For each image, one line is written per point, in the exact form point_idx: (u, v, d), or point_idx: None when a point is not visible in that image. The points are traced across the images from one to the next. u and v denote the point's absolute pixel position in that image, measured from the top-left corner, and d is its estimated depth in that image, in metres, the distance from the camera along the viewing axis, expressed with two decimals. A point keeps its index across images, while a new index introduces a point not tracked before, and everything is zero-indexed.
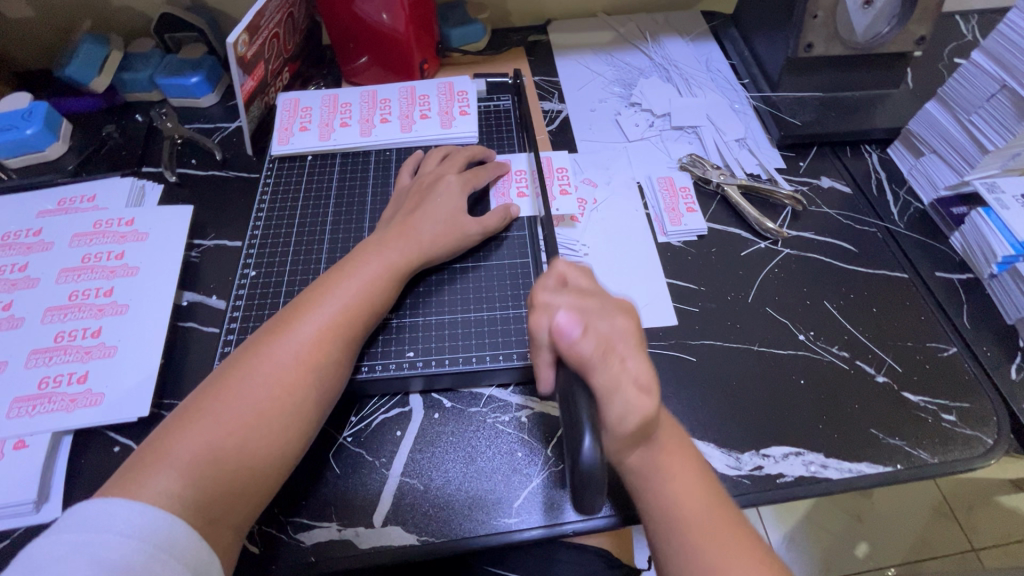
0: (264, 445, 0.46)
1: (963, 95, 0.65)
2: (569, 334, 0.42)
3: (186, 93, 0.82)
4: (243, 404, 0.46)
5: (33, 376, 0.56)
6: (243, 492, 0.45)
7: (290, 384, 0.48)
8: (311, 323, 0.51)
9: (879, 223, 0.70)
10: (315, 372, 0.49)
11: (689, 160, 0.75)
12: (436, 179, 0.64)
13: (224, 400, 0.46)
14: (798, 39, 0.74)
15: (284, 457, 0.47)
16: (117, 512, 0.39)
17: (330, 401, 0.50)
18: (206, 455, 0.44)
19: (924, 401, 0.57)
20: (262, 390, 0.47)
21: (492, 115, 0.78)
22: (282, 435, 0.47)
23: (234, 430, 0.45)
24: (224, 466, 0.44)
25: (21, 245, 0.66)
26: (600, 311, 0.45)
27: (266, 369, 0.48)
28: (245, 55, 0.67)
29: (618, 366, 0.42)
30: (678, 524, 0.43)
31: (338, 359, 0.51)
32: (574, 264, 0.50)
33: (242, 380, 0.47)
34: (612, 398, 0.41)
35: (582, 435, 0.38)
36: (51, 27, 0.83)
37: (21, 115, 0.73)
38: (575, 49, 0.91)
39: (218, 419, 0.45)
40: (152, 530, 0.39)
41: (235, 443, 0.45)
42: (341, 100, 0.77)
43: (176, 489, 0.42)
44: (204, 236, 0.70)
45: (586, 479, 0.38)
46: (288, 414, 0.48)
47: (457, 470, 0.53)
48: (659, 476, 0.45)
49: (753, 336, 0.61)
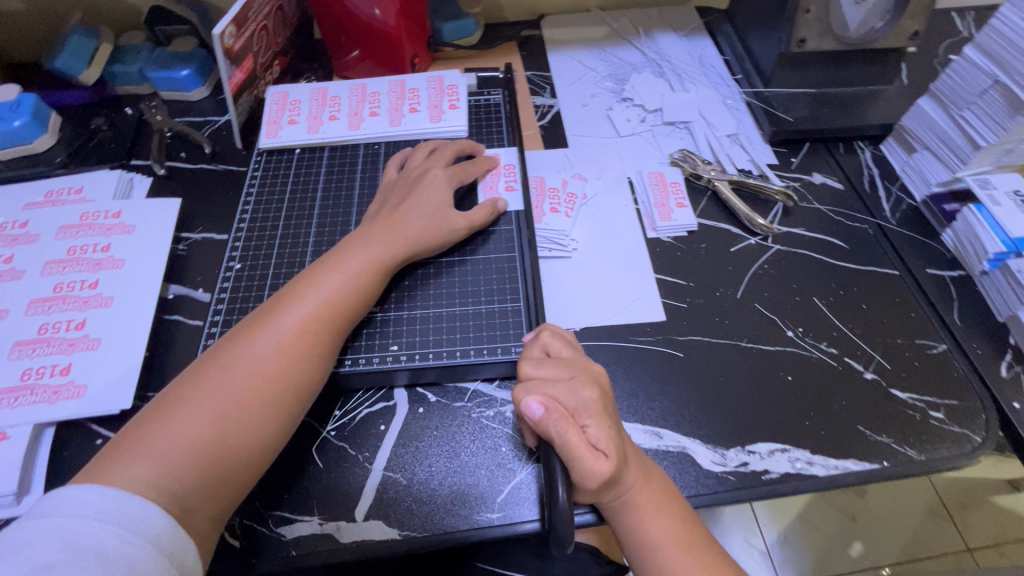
0: (243, 436, 0.46)
1: (956, 91, 0.64)
2: (534, 413, 0.45)
3: (176, 86, 0.81)
4: (222, 396, 0.46)
5: (15, 368, 0.56)
6: (221, 482, 0.44)
7: (270, 376, 0.48)
8: (294, 315, 0.51)
9: (871, 220, 0.70)
10: (296, 364, 0.49)
11: (680, 156, 0.74)
12: (422, 173, 0.64)
13: (202, 391, 0.46)
14: (790, 35, 0.73)
15: (263, 449, 0.47)
16: (91, 499, 0.39)
17: (311, 394, 0.50)
18: (182, 445, 0.43)
19: (913, 398, 0.57)
20: (241, 381, 0.47)
21: (482, 110, 0.77)
22: (261, 426, 0.47)
23: (212, 422, 0.45)
24: (201, 458, 0.44)
25: (7, 237, 0.65)
26: (568, 384, 0.48)
27: (246, 361, 0.48)
28: (232, 47, 0.67)
29: (580, 435, 0.44)
30: (650, 551, 0.47)
31: (320, 352, 0.51)
32: (557, 333, 0.53)
33: (223, 371, 0.47)
34: (573, 465, 0.44)
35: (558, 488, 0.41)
36: (41, 18, 0.83)
37: (9, 107, 0.73)
38: (567, 43, 0.91)
39: (197, 410, 0.45)
40: (128, 516, 0.39)
41: (213, 433, 0.45)
42: (331, 93, 0.76)
43: (151, 478, 0.41)
44: (192, 230, 0.70)
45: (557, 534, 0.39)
46: (268, 406, 0.47)
47: (440, 465, 0.53)
48: (630, 514, 0.47)
49: (742, 332, 0.61)
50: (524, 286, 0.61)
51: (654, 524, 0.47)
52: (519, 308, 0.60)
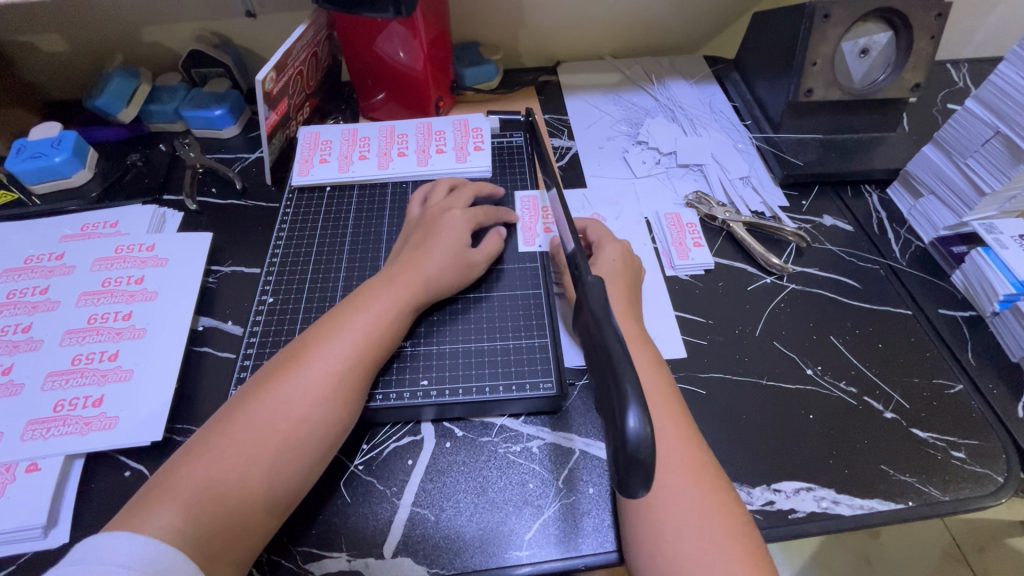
0: (265, 478, 0.46)
1: (958, 140, 0.67)
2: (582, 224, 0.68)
3: (209, 125, 0.85)
4: (252, 441, 0.47)
5: (49, 399, 0.57)
6: (247, 524, 0.45)
7: (295, 418, 0.48)
8: (320, 357, 0.51)
9: (882, 261, 0.72)
10: (319, 407, 0.50)
11: (694, 198, 0.77)
12: (442, 212, 0.65)
13: (229, 435, 0.47)
14: (798, 85, 0.77)
15: (286, 491, 0.47)
16: (120, 546, 0.39)
17: (335, 435, 0.51)
18: (208, 489, 0.44)
19: (933, 437, 0.58)
20: (267, 424, 0.48)
21: (505, 151, 0.80)
22: (284, 469, 0.47)
23: (240, 467, 0.45)
24: (231, 502, 0.44)
25: (43, 268, 0.67)
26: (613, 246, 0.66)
27: (272, 404, 0.49)
28: (271, 91, 0.70)
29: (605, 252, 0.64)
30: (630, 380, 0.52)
31: (346, 393, 0.51)
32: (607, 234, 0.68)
33: (248, 414, 0.48)
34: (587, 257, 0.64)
35: (627, 412, 0.33)
36: (85, 60, 0.88)
37: (50, 143, 0.76)
38: (584, 88, 0.95)
39: (225, 454, 0.46)
40: (153, 561, 0.39)
41: (236, 477, 0.45)
42: (360, 134, 0.80)
43: (177, 525, 0.42)
44: (222, 263, 0.72)
45: (630, 463, 0.32)
46: (298, 447, 0.48)
47: (467, 501, 0.53)
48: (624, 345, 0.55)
49: (763, 370, 0.62)
50: (550, 322, 0.63)
51: (634, 352, 0.54)
52: (546, 344, 0.61)
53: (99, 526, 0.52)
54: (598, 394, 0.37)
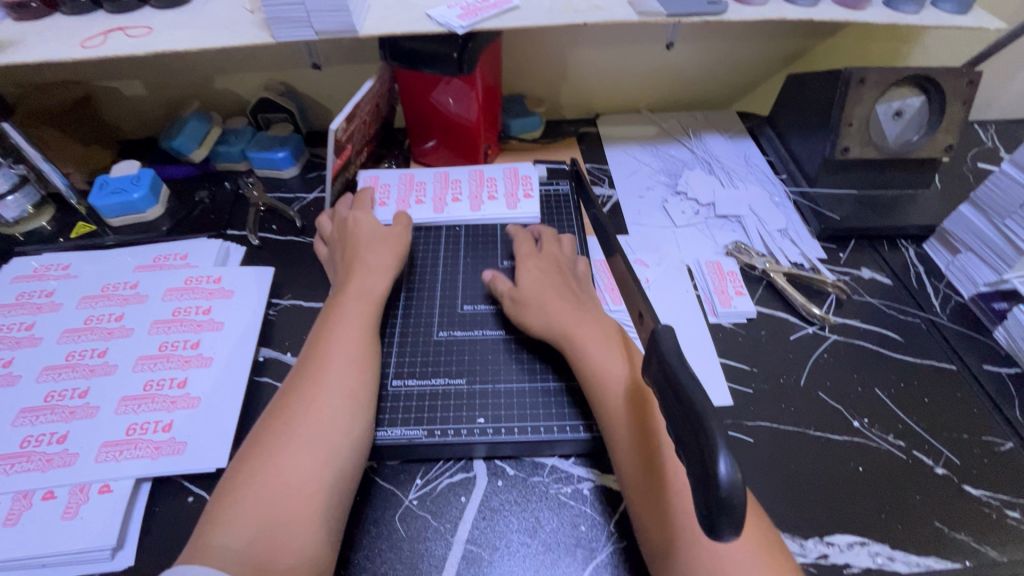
0: (281, 478, 0.48)
1: (995, 200, 0.70)
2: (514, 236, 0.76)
3: (272, 166, 0.90)
4: (290, 452, 0.49)
5: (122, 422, 0.59)
6: (285, 531, 0.45)
7: (295, 420, 0.51)
8: (311, 367, 0.56)
9: (923, 315, 0.73)
10: (314, 404, 0.53)
11: (734, 247, 0.80)
12: (345, 221, 0.73)
13: (248, 452, 0.50)
14: (834, 143, 0.81)
15: (313, 490, 0.48)
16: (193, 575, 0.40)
17: (341, 428, 0.52)
18: (252, 501, 0.46)
19: (986, 495, 0.57)
20: (275, 433, 0.51)
21: (552, 199, 0.84)
22: (297, 465, 0.49)
23: (255, 473, 0.48)
24: (280, 511, 0.46)
25: (118, 296, 0.71)
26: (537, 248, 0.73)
27: (279, 416, 0.52)
28: (341, 139, 0.76)
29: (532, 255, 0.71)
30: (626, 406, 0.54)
31: (336, 387, 0.54)
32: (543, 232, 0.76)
33: (261, 431, 0.52)
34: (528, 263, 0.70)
35: (717, 457, 0.34)
36: (162, 104, 0.95)
37: (129, 180, 0.82)
38: (623, 140, 1.00)
39: (246, 467, 0.49)
40: None
41: (256, 482, 0.47)
42: (416, 179, 0.85)
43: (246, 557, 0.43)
44: (282, 296, 0.75)
45: (721, 507, 0.33)
46: (309, 445, 0.50)
47: (520, 541, 0.54)
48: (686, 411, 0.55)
49: (809, 420, 0.63)
50: None
51: None
52: None
53: (163, 551, 0.53)
54: (679, 441, 0.38)
